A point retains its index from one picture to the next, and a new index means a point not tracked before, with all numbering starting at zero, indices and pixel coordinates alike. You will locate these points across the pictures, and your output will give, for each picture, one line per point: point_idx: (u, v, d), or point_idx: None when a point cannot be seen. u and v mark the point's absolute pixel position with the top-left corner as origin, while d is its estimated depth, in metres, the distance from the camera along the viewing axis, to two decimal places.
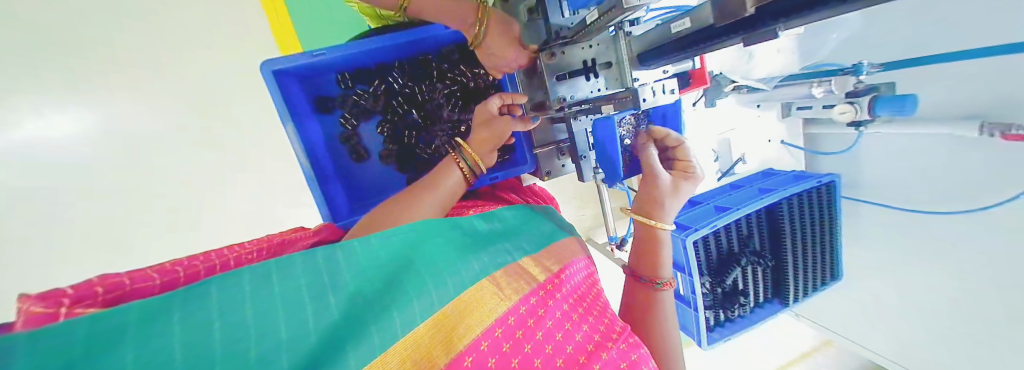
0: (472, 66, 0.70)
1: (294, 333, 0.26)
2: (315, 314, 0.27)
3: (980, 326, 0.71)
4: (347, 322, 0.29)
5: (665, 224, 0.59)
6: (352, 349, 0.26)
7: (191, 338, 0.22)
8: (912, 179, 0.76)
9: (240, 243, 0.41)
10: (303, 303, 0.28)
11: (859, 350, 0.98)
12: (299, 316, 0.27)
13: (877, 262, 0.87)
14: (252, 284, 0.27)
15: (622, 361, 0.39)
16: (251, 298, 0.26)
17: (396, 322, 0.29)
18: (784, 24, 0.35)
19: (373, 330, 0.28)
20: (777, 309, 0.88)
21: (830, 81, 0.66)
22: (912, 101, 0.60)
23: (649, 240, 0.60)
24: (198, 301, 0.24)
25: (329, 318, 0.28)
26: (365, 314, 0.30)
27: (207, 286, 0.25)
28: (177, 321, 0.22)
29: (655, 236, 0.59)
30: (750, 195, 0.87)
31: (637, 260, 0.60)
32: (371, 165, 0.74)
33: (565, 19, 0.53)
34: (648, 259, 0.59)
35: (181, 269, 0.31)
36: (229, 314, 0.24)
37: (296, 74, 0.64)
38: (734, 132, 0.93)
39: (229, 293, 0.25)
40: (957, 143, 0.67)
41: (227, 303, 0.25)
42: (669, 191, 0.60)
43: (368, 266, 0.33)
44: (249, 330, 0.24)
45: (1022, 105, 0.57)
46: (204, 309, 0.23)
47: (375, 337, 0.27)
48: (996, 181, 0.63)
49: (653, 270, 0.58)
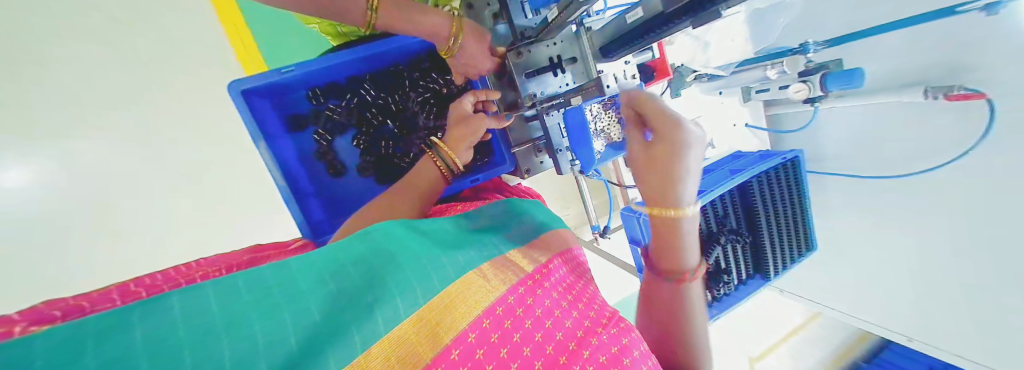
0: (443, 73, 0.76)
1: (272, 337, 0.26)
2: (294, 321, 0.28)
3: (963, 272, 0.81)
4: (328, 326, 0.30)
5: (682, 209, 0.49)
6: (333, 348, 0.27)
7: (159, 350, 0.21)
8: (870, 147, 0.91)
9: (211, 261, 0.46)
10: (278, 308, 0.28)
11: (844, 317, 1.11)
12: (278, 319, 0.27)
13: (848, 228, 1.01)
14: (218, 294, 0.27)
15: (614, 346, 0.40)
16: (221, 307, 0.26)
17: (378, 321, 0.30)
18: (727, 3, 0.35)
19: (354, 329, 0.29)
20: (760, 283, 1.01)
21: (783, 62, 0.80)
22: (858, 73, 0.73)
23: (660, 230, 0.52)
24: (162, 313, 0.23)
25: (306, 322, 0.29)
26: (348, 315, 0.31)
27: (169, 298, 0.24)
28: (139, 334, 0.21)
29: (669, 227, 0.50)
30: (722, 177, 0.98)
31: (655, 254, 0.54)
32: (349, 180, 0.78)
33: (527, 20, 0.58)
34: (664, 250, 0.53)
35: (144, 290, 0.33)
36: (197, 322, 0.24)
37: (263, 93, 0.68)
38: (700, 119, 1.05)
39: (193, 303, 0.25)
40: (907, 106, 0.81)
41: (194, 313, 0.25)
42: (676, 176, 0.48)
43: (344, 272, 0.35)
44: (221, 335, 0.24)
45: (964, 66, 0.68)
46: (171, 318, 0.23)
47: (356, 336, 0.29)
48: (956, 137, 0.74)
49: (673, 264, 0.53)
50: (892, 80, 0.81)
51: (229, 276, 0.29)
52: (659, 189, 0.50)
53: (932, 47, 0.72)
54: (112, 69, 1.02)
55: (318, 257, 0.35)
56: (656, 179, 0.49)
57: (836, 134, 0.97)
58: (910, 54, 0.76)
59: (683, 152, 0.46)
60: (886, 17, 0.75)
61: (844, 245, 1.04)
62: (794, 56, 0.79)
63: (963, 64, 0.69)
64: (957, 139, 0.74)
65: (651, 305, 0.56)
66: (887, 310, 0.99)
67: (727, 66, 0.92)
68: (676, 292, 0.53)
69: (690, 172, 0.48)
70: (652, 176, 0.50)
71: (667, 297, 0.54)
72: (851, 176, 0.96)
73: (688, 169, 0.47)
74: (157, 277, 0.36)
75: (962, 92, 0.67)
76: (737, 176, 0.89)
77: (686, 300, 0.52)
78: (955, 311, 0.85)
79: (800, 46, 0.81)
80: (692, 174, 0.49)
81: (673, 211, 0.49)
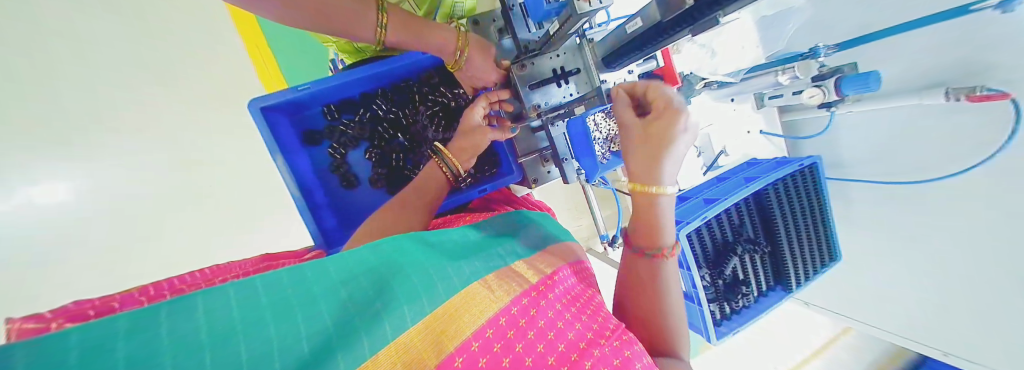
0: (450, 87, 0.79)
1: (284, 338, 0.27)
2: (307, 324, 0.29)
3: (1000, 283, 0.75)
4: (339, 332, 0.30)
5: (664, 188, 0.51)
6: (343, 351, 0.28)
7: (179, 346, 0.23)
8: (891, 152, 0.88)
9: (233, 265, 0.49)
10: (292, 311, 0.30)
11: (877, 332, 1.04)
12: (290, 323, 0.28)
13: (874, 237, 0.96)
14: (239, 295, 0.28)
15: (615, 358, 0.38)
16: (241, 308, 0.27)
17: (386, 327, 0.31)
18: (723, 11, 0.36)
19: (363, 334, 0.30)
20: (781, 295, 0.96)
21: (794, 67, 0.78)
22: (874, 77, 0.70)
23: (643, 208, 0.52)
24: (186, 314, 0.25)
25: (318, 326, 0.30)
26: (357, 320, 0.31)
27: (192, 298, 0.26)
28: (165, 331, 0.23)
29: (650, 203, 0.51)
30: (736, 185, 0.95)
31: (634, 230, 0.54)
32: (361, 191, 0.81)
33: (531, 33, 0.61)
34: (644, 227, 0.53)
35: (164, 292, 0.35)
36: (217, 322, 0.25)
37: (282, 110, 0.72)
38: (712, 127, 1.03)
39: (215, 304, 0.27)
40: (927, 108, 0.78)
41: (216, 313, 0.26)
42: (669, 155, 0.49)
43: (355, 276, 0.36)
44: (239, 336, 0.25)
45: (984, 65, 0.66)
46: (193, 317, 0.25)
47: (364, 342, 0.29)
48: (983, 137, 0.71)
49: (653, 240, 0.52)
50: (910, 82, 0.78)
51: (250, 277, 0.30)
52: (642, 167, 0.50)
53: (950, 48, 0.70)
54: (142, 94, 1.13)
55: (334, 263, 0.37)
56: (643, 157, 0.50)
57: (856, 139, 0.94)
58: (927, 55, 0.74)
59: (678, 131, 0.48)
60: (897, 17, 0.74)
61: (871, 254, 0.98)
62: (804, 61, 0.77)
63: (981, 62, 0.66)
64: (986, 139, 0.70)
65: (624, 284, 0.55)
66: (921, 325, 0.92)
67: (737, 72, 0.89)
68: (654, 267, 0.53)
69: (676, 153, 0.49)
70: (642, 153, 0.50)
71: (645, 271, 0.53)
72: (874, 182, 0.93)
73: (676, 148, 0.49)
74: (179, 280, 0.39)
75: (986, 93, 0.64)
76: (750, 184, 0.87)
77: (664, 276, 0.52)
78: (989, 324, 0.79)
79: (812, 49, 0.79)
80: (674, 155, 0.50)
81: (656, 187, 0.50)
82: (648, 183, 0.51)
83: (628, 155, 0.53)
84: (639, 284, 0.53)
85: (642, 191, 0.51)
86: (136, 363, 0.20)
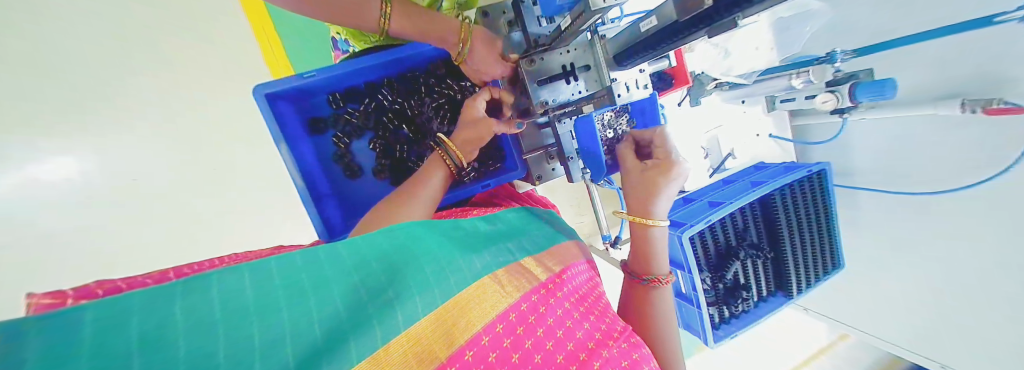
0: (458, 80, 0.78)
1: (298, 324, 0.27)
2: (318, 310, 0.29)
3: (1003, 298, 0.74)
4: (351, 318, 0.30)
5: (659, 221, 0.57)
6: (355, 340, 0.28)
7: (193, 329, 0.23)
8: (901, 162, 0.86)
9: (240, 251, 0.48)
10: (304, 296, 0.29)
11: (873, 340, 1.04)
12: (303, 308, 0.28)
13: (877, 247, 0.96)
14: (251, 278, 0.28)
15: (624, 360, 0.40)
16: (253, 293, 0.27)
17: (397, 318, 0.31)
18: (742, 12, 0.35)
19: (375, 324, 0.30)
20: (781, 302, 0.96)
21: (809, 71, 0.77)
22: (889, 84, 0.68)
23: (638, 238, 0.59)
24: (198, 296, 0.24)
25: (330, 311, 0.29)
26: (369, 309, 0.31)
27: (205, 279, 0.26)
28: (179, 313, 0.23)
29: (645, 235, 0.58)
30: (741, 189, 0.94)
31: (631, 259, 0.60)
32: (365, 181, 0.80)
33: (541, 27, 0.60)
34: (639, 255, 0.59)
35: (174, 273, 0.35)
36: (230, 303, 0.25)
37: (286, 98, 0.71)
38: (720, 129, 1.01)
39: (228, 286, 0.26)
40: (941, 119, 0.76)
41: (230, 296, 0.26)
42: (664, 192, 0.58)
43: (368, 261, 0.35)
44: (252, 321, 0.25)
45: (1002, 79, 0.64)
46: (206, 300, 0.24)
47: (376, 333, 0.29)
48: (998, 150, 0.69)
49: (646, 267, 0.58)
50: (926, 92, 0.76)
51: (264, 259, 0.30)
52: (637, 200, 0.59)
53: (969, 59, 0.68)
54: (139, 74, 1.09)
55: (347, 247, 0.36)
56: (639, 194, 0.59)
57: (869, 146, 0.93)
58: (946, 65, 0.72)
59: (670, 176, 0.57)
60: (916, 25, 0.72)
61: (877, 264, 0.97)
62: (821, 66, 0.76)
63: (1000, 76, 0.64)
64: (1000, 152, 0.69)
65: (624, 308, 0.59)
66: (918, 336, 0.92)
67: (749, 74, 0.89)
68: (651, 293, 0.56)
69: (666, 194, 0.57)
70: (640, 191, 0.59)
71: (642, 298, 0.57)
72: (883, 192, 0.91)
73: (668, 191, 0.58)
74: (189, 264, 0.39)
75: (1003, 106, 0.62)
76: (757, 190, 0.85)
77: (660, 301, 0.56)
78: (986, 339, 0.79)
79: (829, 55, 0.78)
80: (668, 197, 0.58)
81: (651, 220, 0.57)
82: (645, 216, 0.58)
83: (628, 190, 0.61)
84: (636, 314, 0.56)
85: (637, 221, 0.58)
86: (150, 349, 0.20)
